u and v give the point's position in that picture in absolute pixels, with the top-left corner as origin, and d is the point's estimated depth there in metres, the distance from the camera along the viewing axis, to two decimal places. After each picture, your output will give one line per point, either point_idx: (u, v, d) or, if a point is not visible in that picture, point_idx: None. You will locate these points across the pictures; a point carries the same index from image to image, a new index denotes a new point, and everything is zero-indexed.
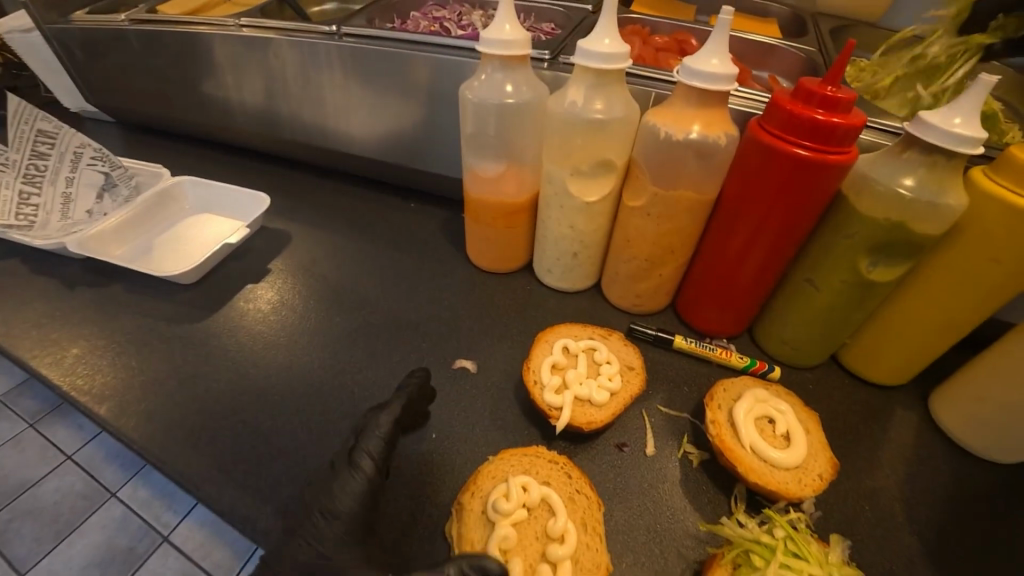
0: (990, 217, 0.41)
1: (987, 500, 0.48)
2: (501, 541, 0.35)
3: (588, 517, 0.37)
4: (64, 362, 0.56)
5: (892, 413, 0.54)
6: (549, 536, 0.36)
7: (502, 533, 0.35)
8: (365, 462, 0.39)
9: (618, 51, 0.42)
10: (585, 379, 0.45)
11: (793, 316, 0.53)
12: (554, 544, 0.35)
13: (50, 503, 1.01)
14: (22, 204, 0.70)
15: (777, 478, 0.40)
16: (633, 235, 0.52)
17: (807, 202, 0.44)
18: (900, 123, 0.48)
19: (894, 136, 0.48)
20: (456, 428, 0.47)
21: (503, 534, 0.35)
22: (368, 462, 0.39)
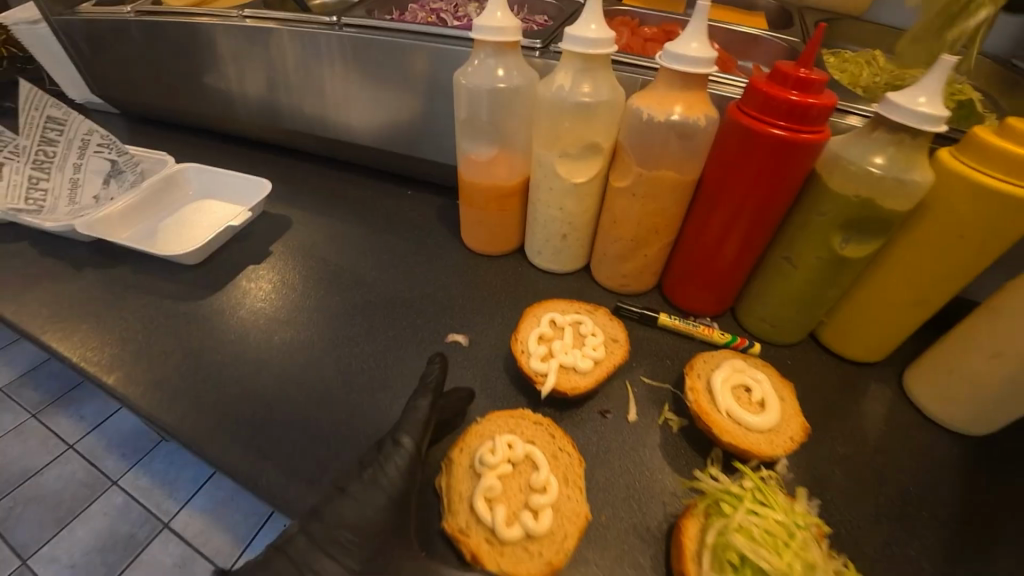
0: (956, 195, 0.44)
1: (954, 467, 0.50)
2: (485, 491, 0.38)
3: (570, 472, 0.40)
4: (73, 338, 0.58)
5: (867, 388, 0.57)
6: (532, 487, 0.38)
7: (486, 483, 0.38)
8: (406, 439, 0.41)
9: (603, 36, 0.44)
10: (570, 348, 0.48)
11: (773, 294, 0.55)
12: (536, 494, 0.38)
13: (52, 491, 1.15)
14: (31, 188, 0.73)
15: (749, 439, 0.43)
16: (619, 216, 0.54)
17: (783, 181, 0.47)
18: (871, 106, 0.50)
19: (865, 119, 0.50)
20: None
21: (488, 484, 0.38)
22: (409, 440, 0.41)
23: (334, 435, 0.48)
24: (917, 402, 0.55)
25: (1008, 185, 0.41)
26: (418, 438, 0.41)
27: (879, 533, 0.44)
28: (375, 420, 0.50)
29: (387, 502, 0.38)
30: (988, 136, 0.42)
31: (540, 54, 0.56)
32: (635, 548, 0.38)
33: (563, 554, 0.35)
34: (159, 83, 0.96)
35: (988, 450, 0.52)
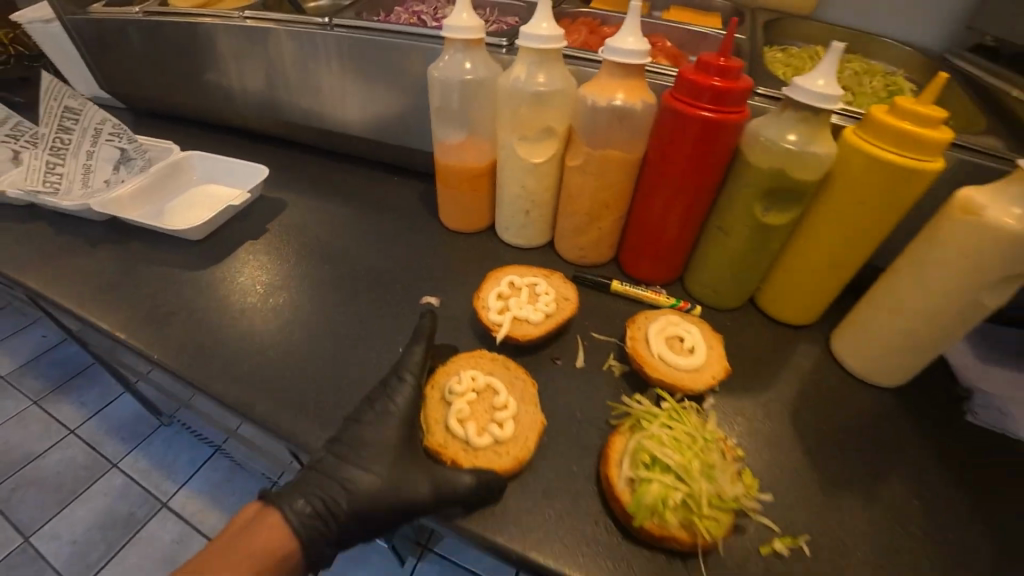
0: (856, 166, 0.50)
1: (869, 408, 0.57)
2: (457, 414, 0.45)
3: (526, 393, 0.48)
4: (89, 303, 0.65)
5: (798, 345, 0.64)
6: (495, 407, 0.46)
7: (457, 407, 0.45)
8: (409, 376, 0.47)
9: (554, 34, 0.52)
10: (524, 304, 0.55)
11: (712, 261, 0.62)
12: (499, 411, 0.45)
13: (55, 471, 1.49)
14: (49, 172, 0.80)
15: (675, 375, 0.50)
16: (575, 192, 0.62)
17: (712, 157, 0.54)
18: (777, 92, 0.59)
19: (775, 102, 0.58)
20: None
21: (458, 408, 0.45)
22: (411, 377, 0.47)
23: (321, 380, 0.55)
24: (839, 360, 0.61)
25: (897, 157, 0.48)
26: (419, 376, 0.48)
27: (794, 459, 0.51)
28: (357, 367, 0.56)
29: (363, 423, 0.45)
30: (882, 114, 0.49)
31: (506, 50, 0.64)
32: (573, 463, 0.45)
33: (526, 451, 0.43)
34: (164, 79, 1.02)
35: (901, 396, 0.59)
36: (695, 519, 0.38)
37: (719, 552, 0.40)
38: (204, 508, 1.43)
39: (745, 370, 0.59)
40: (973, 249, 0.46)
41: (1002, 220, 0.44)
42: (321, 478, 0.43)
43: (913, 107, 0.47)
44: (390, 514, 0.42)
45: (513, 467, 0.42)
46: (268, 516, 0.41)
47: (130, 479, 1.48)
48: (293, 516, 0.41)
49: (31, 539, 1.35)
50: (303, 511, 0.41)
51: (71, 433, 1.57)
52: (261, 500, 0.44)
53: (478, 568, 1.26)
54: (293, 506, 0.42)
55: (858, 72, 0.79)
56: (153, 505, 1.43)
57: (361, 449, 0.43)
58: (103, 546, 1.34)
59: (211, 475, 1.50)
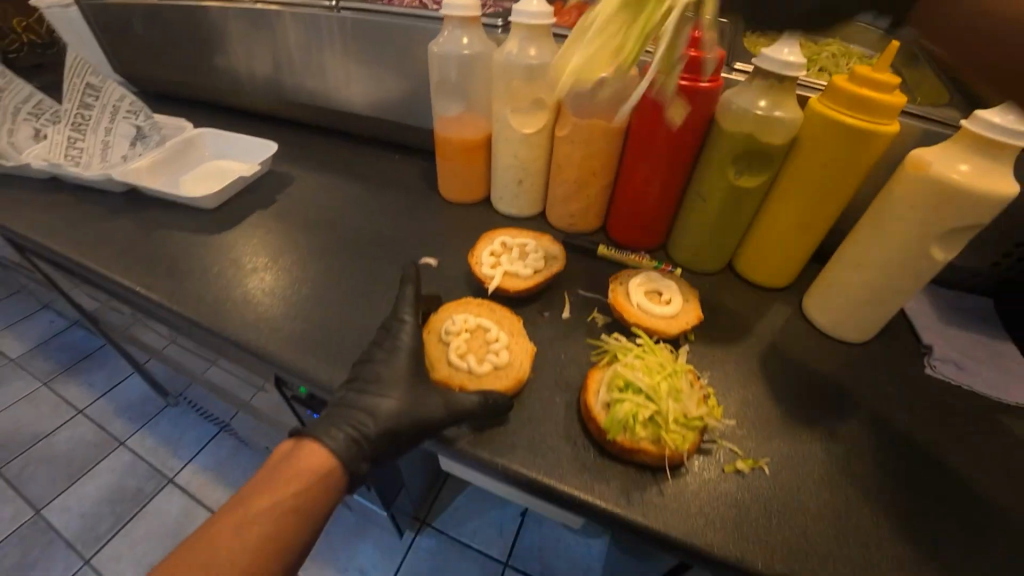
0: (819, 132, 0.55)
1: (836, 359, 0.61)
2: (456, 350, 0.52)
3: (515, 328, 0.54)
4: (111, 264, 0.70)
5: (773, 306, 0.68)
6: (489, 340, 0.52)
7: (454, 344, 0.52)
8: (407, 315, 0.53)
9: (542, 10, 0.57)
10: (514, 260, 0.60)
11: (691, 226, 0.67)
12: (493, 343, 0.51)
13: (67, 446, 1.53)
14: (70, 146, 0.86)
15: (652, 321, 0.55)
16: (564, 161, 0.66)
17: (689, 123, 0.58)
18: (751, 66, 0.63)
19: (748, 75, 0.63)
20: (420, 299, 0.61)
21: (455, 344, 0.52)
22: (410, 316, 0.53)
23: (327, 330, 0.59)
24: (811, 319, 0.66)
25: (855, 120, 0.52)
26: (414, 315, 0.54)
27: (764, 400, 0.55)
28: (360, 318, 0.61)
29: (366, 359, 0.50)
30: (842, 82, 0.53)
31: (501, 30, 0.68)
32: (557, 396, 0.49)
33: (523, 371, 0.49)
34: (176, 63, 1.07)
35: (868, 349, 0.63)
36: (662, 432, 0.43)
37: (686, 469, 0.45)
38: (209, 484, 1.47)
39: (721, 325, 0.63)
40: (921, 204, 0.51)
41: (946, 174, 0.48)
42: (349, 408, 0.47)
43: (869, 74, 0.51)
44: (392, 436, 0.47)
45: (514, 385, 0.48)
46: (308, 444, 0.46)
47: (138, 456, 1.52)
48: (334, 444, 0.45)
49: (42, 511, 1.40)
50: (343, 441, 0.46)
51: (80, 413, 1.62)
52: (295, 437, 0.48)
53: (474, 542, 1.30)
54: (327, 435, 0.46)
55: (834, 54, 0.83)
56: (159, 481, 1.47)
57: (366, 379, 0.48)
58: (112, 518, 1.39)
59: (216, 453, 1.54)
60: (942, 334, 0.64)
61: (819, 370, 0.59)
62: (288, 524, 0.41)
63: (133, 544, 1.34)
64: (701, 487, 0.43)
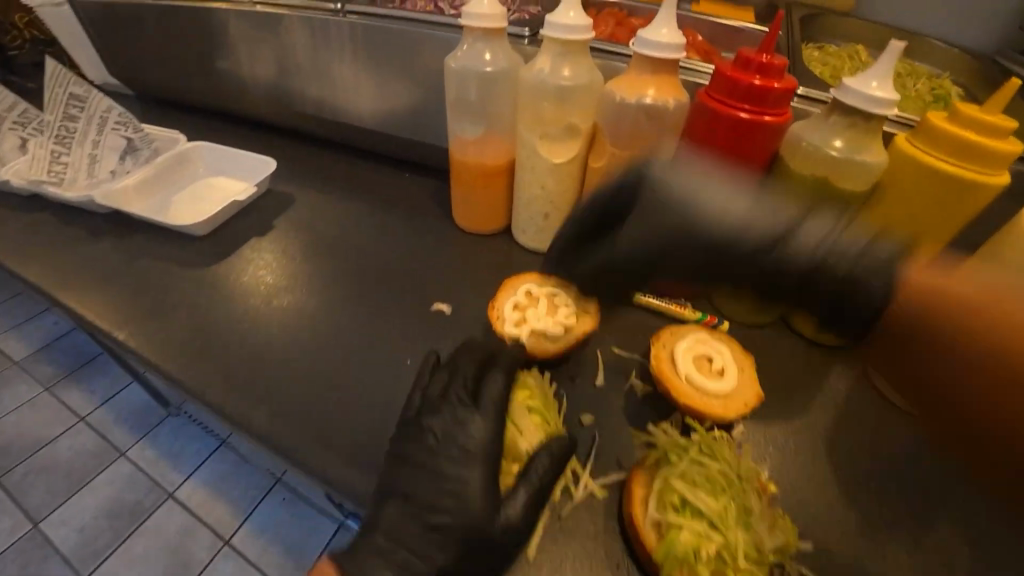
0: (907, 177, 0.46)
1: (909, 441, 0.52)
2: (519, 308, 0.52)
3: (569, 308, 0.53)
4: (89, 296, 0.63)
5: (835, 367, 0.59)
6: (555, 305, 0.53)
7: (518, 307, 0.52)
8: (487, 401, 0.43)
9: (579, 23, 0.48)
10: (542, 315, 0.51)
11: (742, 275, 0.58)
12: (557, 308, 0.52)
13: (66, 456, 1.40)
14: (54, 161, 0.79)
15: (705, 400, 0.46)
16: (598, 196, 0.57)
17: (749, 159, 0.49)
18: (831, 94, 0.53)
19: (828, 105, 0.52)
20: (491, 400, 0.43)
21: (520, 306, 0.52)
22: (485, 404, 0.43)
23: (325, 389, 0.52)
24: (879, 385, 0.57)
25: (956, 169, 0.43)
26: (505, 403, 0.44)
27: (829, 501, 0.46)
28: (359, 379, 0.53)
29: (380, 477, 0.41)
30: (939, 121, 0.44)
31: (528, 42, 0.61)
32: (596, 497, 0.41)
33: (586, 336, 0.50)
34: (174, 67, 1.00)
35: None
36: (727, 569, 0.35)
37: None
38: (209, 500, 1.33)
39: (776, 394, 0.55)
40: None
41: None
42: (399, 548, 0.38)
43: (976, 114, 0.42)
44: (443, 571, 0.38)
45: (574, 343, 0.50)
46: None
47: (138, 468, 1.39)
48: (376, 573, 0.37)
49: (40, 525, 1.29)
50: None
51: (82, 420, 1.48)
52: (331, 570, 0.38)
53: None
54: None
55: (901, 73, 0.73)
56: (159, 495, 1.34)
57: (420, 497, 0.39)
58: (109, 533, 1.27)
59: (218, 467, 1.39)
60: None
61: (887, 456, 0.51)
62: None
63: (130, 565, 1.23)
64: None
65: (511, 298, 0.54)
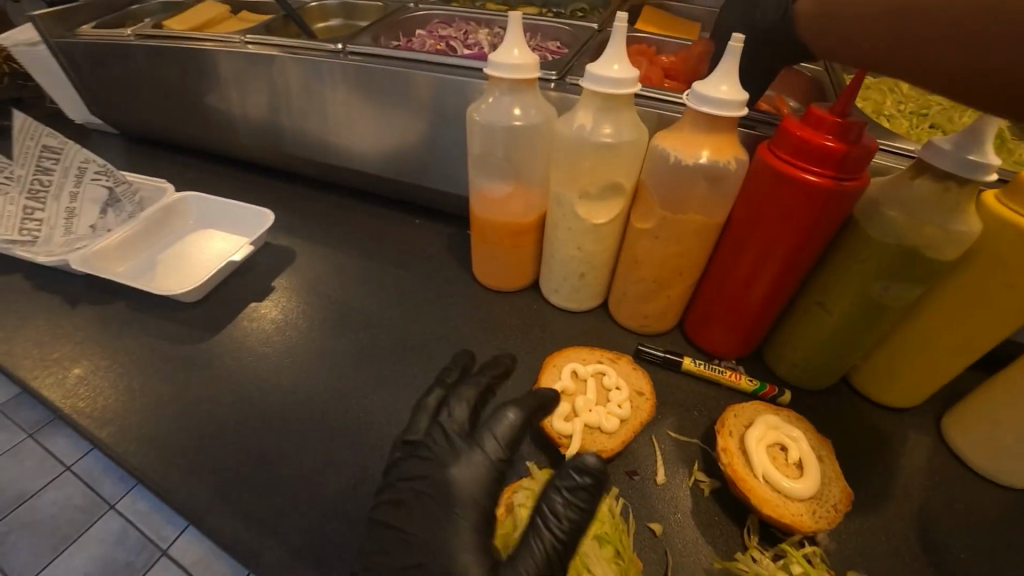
0: (1003, 242, 0.41)
1: (1004, 527, 0.47)
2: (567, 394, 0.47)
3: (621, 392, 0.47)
4: (67, 383, 0.55)
5: (908, 437, 0.53)
6: (606, 390, 0.47)
7: (565, 391, 0.47)
8: (489, 444, 0.41)
9: (627, 76, 0.42)
10: (594, 405, 0.46)
11: (803, 340, 0.53)
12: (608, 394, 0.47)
13: (48, 515, 1.08)
14: (25, 219, 0.70)
15: (791, 510, 0.40)
16: (642, 257, 0.52)
17: (817, 224, 0.44)
18: (913, 146, 0.48)
19: (907, 159, 0.48)
20: (455, 424, 0.43)
21: (567, 389, 0.47)
22: (456, 435, 0.42)
23: (342, 495, 0.46)
24: (960, 454, 0.52)
25: None
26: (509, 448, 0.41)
27: None
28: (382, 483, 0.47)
29: None
30: None
31: (556, 86, 0.55)
32: None
33: (643, 426, 0.45)
34: (160, 109, 0.93)
35: None
36: None
37: None
38: (208, 557, 1.04)
39: (849, 477, 0.49)
40: None
41: None
42: None
43: None
44: None
45: (631, 436, 0.44)
46: None
47: (129, 523, 1.09)
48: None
49: None
50: None
51: (68, 469, 1.16)
52: None
53: None
54: None
55: (946, 104, 0.68)
56: (152, 553, 1.05)
57: None
58: None
59: None
60: None
61: (981, 548, 0.45)
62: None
63: None
64: None
65: (555, 380, 0.48)
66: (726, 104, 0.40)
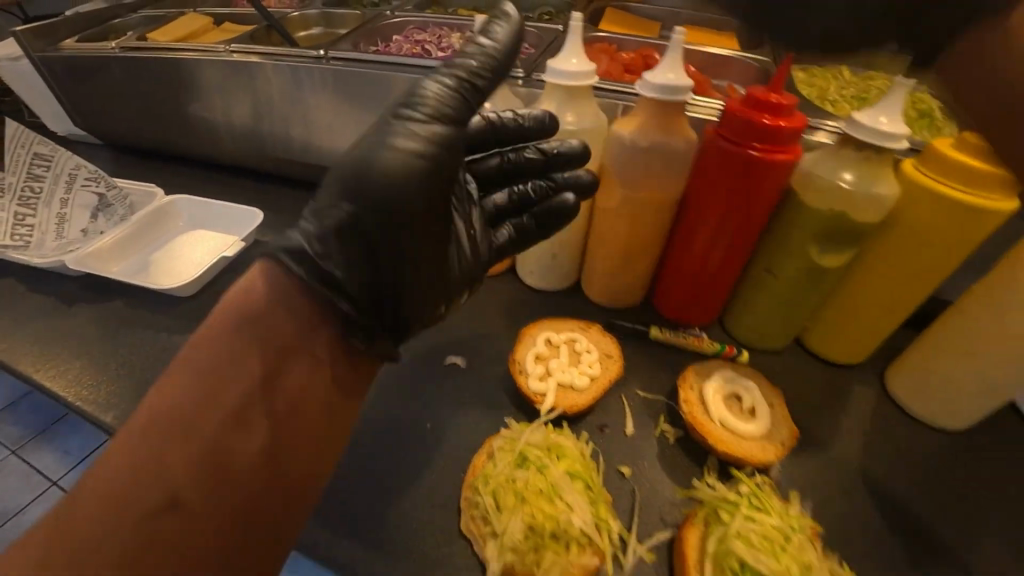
0: (917, 204, 0.47)
1: (936, 462, 0.52)
2: (541, 358, 0.51)
3: (591, 354, 0.52)
4: (68, 374, 0.58)
5: (854, 389, 0.59)
6: (577, 354, 0.52)
7: (538, 355, 0.51)
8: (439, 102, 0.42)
9: (584, 69, 0.47)
10: (566, 367, 0.50)
11: (757, 306, 0.58)
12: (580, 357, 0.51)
13: None
14: (17, 225, 0.73)
15: (743, 447, 0.45)
16: (608, 235, 0.57)
17: (761, 194, 0.49)
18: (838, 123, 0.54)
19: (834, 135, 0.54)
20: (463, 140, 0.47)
21: (541, 354, 0.51)
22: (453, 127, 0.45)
23: None
24: (897, 403, 0.57)
25: (967, 195, 0.44)
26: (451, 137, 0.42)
27: (870, 535, 0.45)
28: None
29: (411, 566, 0.38)
30: (946, 148, 0.46)
31: (523, 82, 0.60)
32: (645, 561, 0.39)
33: (610, 383, 0.49)
34: (144, 119, 0.96)
35: (967, 443, 0.54)
36: None
37: None
38: None
39: (801, 425, 0.54)
40: None
41: None
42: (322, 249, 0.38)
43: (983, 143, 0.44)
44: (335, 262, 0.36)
45: (602, 393, 0.48)
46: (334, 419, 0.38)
47: None
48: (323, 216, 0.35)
49: None
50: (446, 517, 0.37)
51: (54, 485, 1.17)
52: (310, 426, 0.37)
53: None
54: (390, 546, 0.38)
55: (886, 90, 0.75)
56: None
57: None
58: None
59: None
60: None
61: (916, 479, 0.50)
62: (284, 331, 0.37)
63: None
64: None
65: (531, 346, 0.52)
66: (674, 92, 0.46)
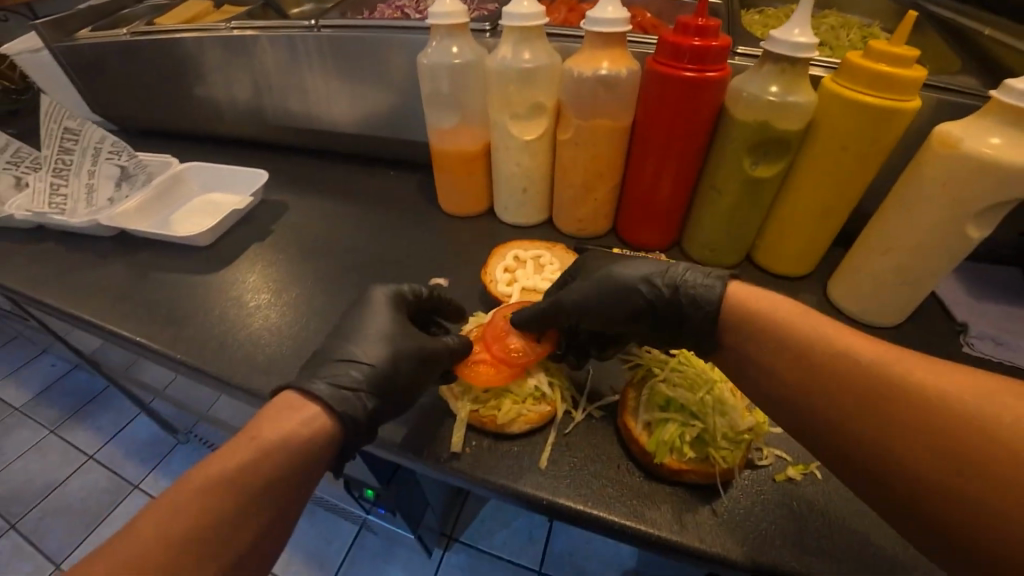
0: (832, 112, 0.52)
1: None
2: (509, 270, 0.62)
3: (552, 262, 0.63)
4: (108, 312, 0.67)
5: (796, 295, 0.66)
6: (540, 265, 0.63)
7: (507, 267, 0.63)
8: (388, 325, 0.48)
9: (533, 11, 0.54)
10: (531, 275, 0.61)
11: (707, 224, 0.64)
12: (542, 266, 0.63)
13: (77, 499, 1.20)
14: (53, 194, 0.81)
15: None
16: (569, 164, 0.64)
17: (700, 113, 0.55)
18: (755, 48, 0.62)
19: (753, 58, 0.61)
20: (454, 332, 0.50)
21: (509, 266, 0.63)
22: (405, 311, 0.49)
23: None
24: (836, 306, 0.64)
25: (873, 99, 0.49)
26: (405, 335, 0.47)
27: None
28: None
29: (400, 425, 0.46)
30: (857, 58, 0.50)
31: (490, 34, 0.67)
32: (594, 417, 0.46)
33: None
34: (154, 102, 1.04)
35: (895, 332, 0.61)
36: (710, 449, 0.41)
37: (735, 482, 0.42)
38: None
39: None
40: (952, 182, 0.48)
41: (978, 150, 0.46)
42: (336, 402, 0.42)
43: (886, 48, 0.48)
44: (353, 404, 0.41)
45: None
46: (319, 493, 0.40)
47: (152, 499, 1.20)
48: (338, 404, 0.40)
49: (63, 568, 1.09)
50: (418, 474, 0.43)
51: (90, 458, 1.27)
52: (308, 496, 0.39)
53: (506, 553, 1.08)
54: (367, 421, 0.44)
55: (835, 27, 0.81)
56: None
57: (441, 439, 0.45)
58: None
59: None
60: (973, 309, 0.62)
61: None
62: (287, 486, 0.36)
63: None
64: (754, 500, 0.41)
65: (502, 261, 0.64)
66: (613, 23, 0.53)
